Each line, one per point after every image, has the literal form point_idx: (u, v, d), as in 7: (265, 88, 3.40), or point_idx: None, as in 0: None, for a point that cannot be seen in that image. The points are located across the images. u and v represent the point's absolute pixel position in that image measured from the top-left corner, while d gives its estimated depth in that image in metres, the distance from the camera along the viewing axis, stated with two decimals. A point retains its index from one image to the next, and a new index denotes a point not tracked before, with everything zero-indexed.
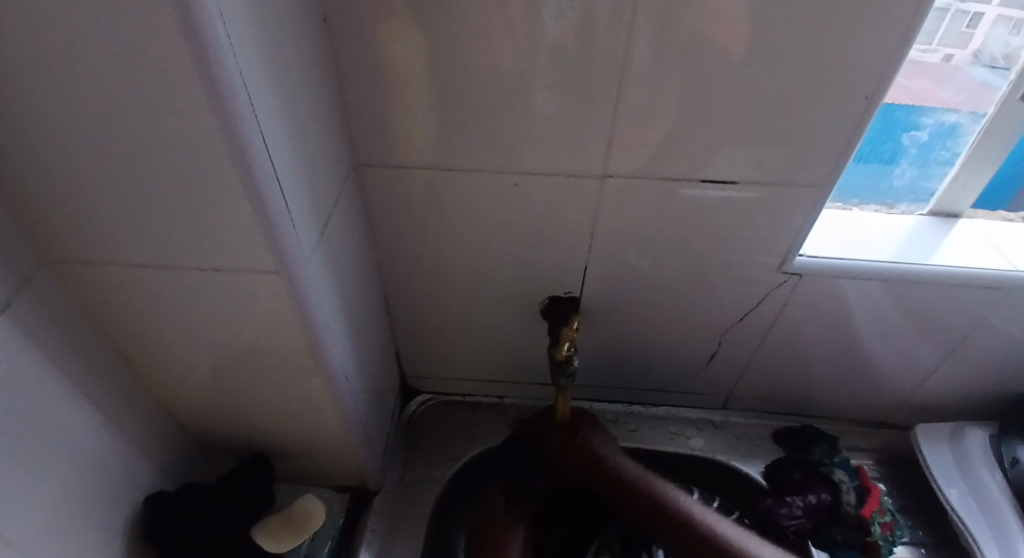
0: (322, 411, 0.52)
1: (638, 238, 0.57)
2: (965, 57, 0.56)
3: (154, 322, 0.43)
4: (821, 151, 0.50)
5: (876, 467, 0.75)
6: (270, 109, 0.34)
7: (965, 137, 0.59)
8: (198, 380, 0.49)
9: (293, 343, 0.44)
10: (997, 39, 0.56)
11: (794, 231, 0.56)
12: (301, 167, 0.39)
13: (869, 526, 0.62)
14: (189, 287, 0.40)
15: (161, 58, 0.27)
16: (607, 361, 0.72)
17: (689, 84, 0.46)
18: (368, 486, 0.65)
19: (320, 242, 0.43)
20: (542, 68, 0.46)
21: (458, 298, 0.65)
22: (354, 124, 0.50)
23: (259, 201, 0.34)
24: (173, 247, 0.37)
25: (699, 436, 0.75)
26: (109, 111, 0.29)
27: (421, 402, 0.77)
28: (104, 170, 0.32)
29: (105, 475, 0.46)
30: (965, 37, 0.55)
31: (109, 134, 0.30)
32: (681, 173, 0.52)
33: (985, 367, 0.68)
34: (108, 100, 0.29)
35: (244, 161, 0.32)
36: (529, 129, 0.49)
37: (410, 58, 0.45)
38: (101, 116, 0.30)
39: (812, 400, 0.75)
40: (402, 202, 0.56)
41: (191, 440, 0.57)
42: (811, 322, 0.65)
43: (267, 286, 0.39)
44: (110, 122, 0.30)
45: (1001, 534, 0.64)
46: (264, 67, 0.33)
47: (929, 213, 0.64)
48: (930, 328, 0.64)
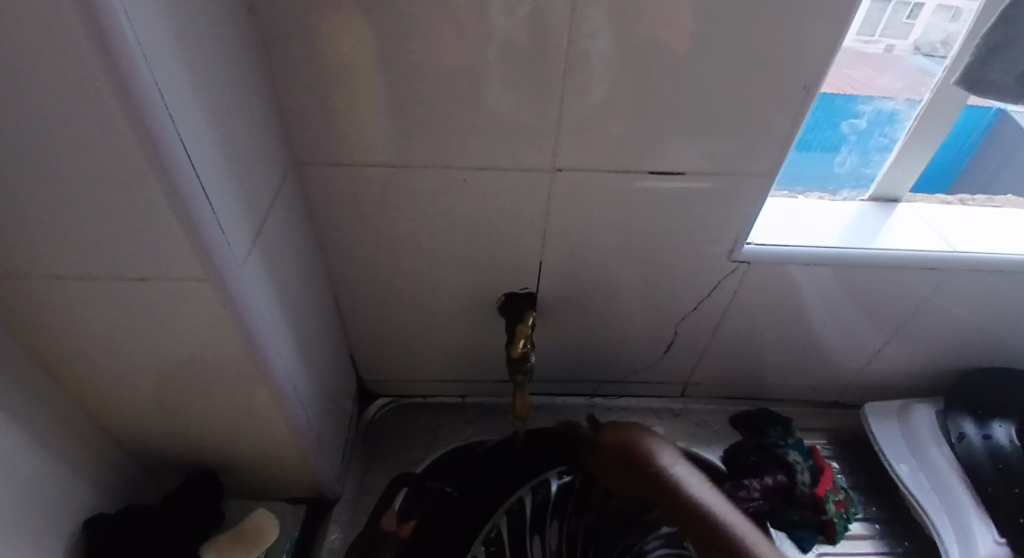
0: (271, 419, 0.50)
1: (589, 230, 0.57)
2: (905, 48, 0.58)
3: (78, 336, 0.40)
4: (765, 140, 0.51)
5: (829, 446, 0.77)
6: (189, 107, 0.32)
7: (902, 124, 0.61)
8: (133, 395, 0.46)
9: (233, 352, 0.42)
10: (936, 30, 0.57)
11: (742, 219, 0.57)
12: (229, 167, 0.37)
13: (823, 505, 0.65)
14: (114, 299, 0.37)
15: (65, 60, 0.25)
16: (566, 355, 0.72)
17: (633, 76, 0.46)
18: (324, 495, 0.63)
19: (255, 246, 0.42)
20: (483, 58, 0.44)
21: (412, 297, 0.64)
22: (290, 121, 0.48)
23: (183, 206, 0.32)
24: (91, 256, 0.35)
25: (659, 425, 0.76)
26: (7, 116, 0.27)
27: (381, 404, 0.76)
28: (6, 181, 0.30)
29: (37, 501, 0.44)
30: (906, 29, 0.57)
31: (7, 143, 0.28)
32: (630, 165, 0.52)
33: (927, 345, 0.71)
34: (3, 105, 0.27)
35: (163, 166, 0.30)
36: (475, 124, 0.49)
37: (347, 53, 0.44)
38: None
39: (767, 384, 0.77)
40: (347, 200, 0.54)
41: (132, 458, 0.54)
42: (763, 308, 0.66)
43: (199, 295, 0.37)
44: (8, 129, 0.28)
45: (951, 506, 0.66)
46: (182, 63, 0.31)
47: (870, 198, 0.66)
48: (876, 310, 0.66)
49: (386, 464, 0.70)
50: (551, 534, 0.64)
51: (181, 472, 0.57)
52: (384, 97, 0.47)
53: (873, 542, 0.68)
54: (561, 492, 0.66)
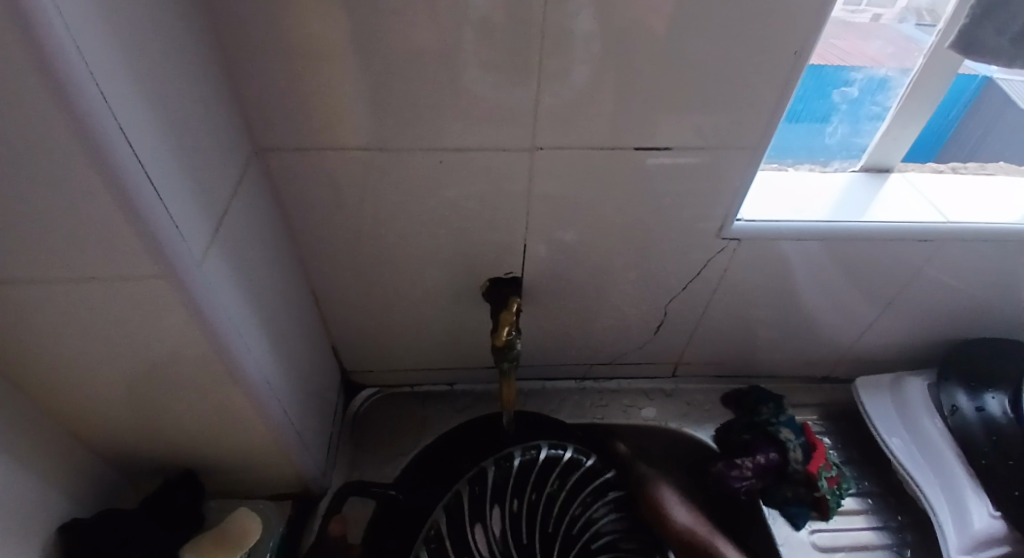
0: (247, 419, 0.48)
1: (573, 212, 0.55)
2: (891, 17, 0.56)
3: (34, 345, 0.38)
4: (753, 113, 0.49)
5: (820, 421, 0.77)
6: (130, 94, 0.29)
7: (894, 91, 0.59)
8: (100, 400, 0.44)
9: (201, 352, 0.40)
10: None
11: (731, 196, 0.55)
12: (180, 156, 0.35)
13: (816, 482, 0.64)
14: (68, 304, 0.35)
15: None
16: (554, 339, 0.71)
17: (613, 47, 0.43)
18: (312, 490, 0.62)
19: (216, 241, 0.39)
20: (453, 32, 0.42)
21: (393, 285, 0.62)
22: (250, 105, 0.45)
23: (129, 202, 0.30)
24: (38, 261, 0.32)
25: (651, 406, 0.75)
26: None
27: (368, 396, 0.75)
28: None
29: (8, 512, 0.42)
30: None
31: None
32: (614, 143, 0.50)
33: (918, 317, 0.70)
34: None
35: (102, 160, 0.28)
36: (449, 104, 0.46)
37: (307, 30, 0.41)
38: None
39: (758, 362, 0.76)
40: (317, 187, 0.52)
41: (107, 463, 0.52)
42: (754, 285, 0.65)
43: (157, 296, 0.35)
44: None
45: (946, 479, 0.66)
46: (115, 43, 0.28)
47: (861, 169, 0.64)
48: (868, 283, 0.65)
49: (373, 457, 0.68)
50: (494, 519, 0.58)
51: (159, 475, 0.55)
52: (350, 78, 0.44)
53: (866, 516, 0.68)
54: (498, 479, 0.59)
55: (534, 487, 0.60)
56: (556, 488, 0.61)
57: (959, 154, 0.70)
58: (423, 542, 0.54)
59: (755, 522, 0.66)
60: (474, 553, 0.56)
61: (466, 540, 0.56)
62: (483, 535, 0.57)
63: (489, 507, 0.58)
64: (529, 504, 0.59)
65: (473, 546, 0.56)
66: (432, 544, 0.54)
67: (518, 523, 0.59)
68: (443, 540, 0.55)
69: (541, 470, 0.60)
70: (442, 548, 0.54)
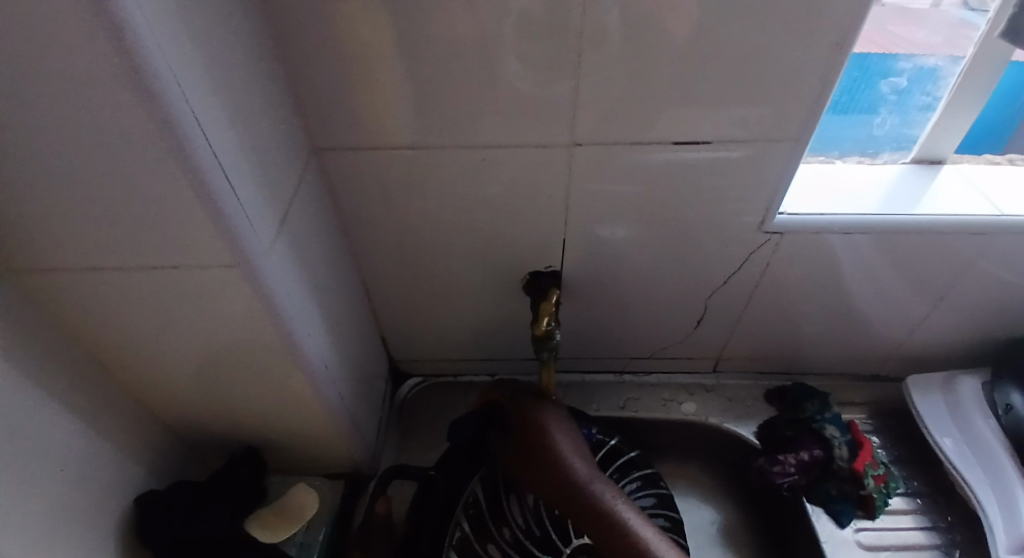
0: (305, 401, 0.52)
1: (612, 207, 0.57)
2: (954, 3, 0.55)
3: (119, 326, 0.42)
4: (794, 105, 0.49)
5: (868, 420, 0.75)
6: (206, 98, 0.33)
7: (945, 80, 0.58)
8: (175, 380, 0.48)
9: (264, 336, 0.44)
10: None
11: (772, 190, 0.55)
12: (249, 155, 0.38)
13: (861, 480, 0.64)
14: (149, 288, 0.39)
15: (73, 50, 0.26)
16: (593, 332, 0.72)
17: (651, 42, 0.44)
18: (362, 472, 0.65)
19: (279, 233, 0.43)
20: (497, 37, 0.44)
21: (436, 278, 0.64)
22: (308, 108, 0.49)
23: (205, 193, 0.33)
24: (125, 249, 0.36)
25: (691, 401, 0.75)
26: (26, 109, 0.28)
27: (414, 384, 0.78)
28: (31, 175, 0.31)
29: (94, 479, 0.46)
30: None
31: (27, 135, 0.29)
32: (651, 137, 0.51)
33: (974, 313, 0.68)
34: (17, 98, 0.28)
35: (182, 155, 0.31)
36: (491, 100, 0.48)
37: (360, 35, 0.44)
38: (14, 114, 0.28)
39: (803, 358, 0.75)
40: (367, 184, 0.55)
41: (179, 439, 0.57)
42: (797, 280, 0.64)
43: (227, 281, 0.39)
44: (26, 121, 0.29)
45: (999, 480, 0.64)
46: (195, 53, 0.32)
47: (912, 160, 0.63)
48: (919, 278, 0.63)
49: (421, 444, 0.72)
50: (530, 491, 0.60)
51: (224, 450, 0.60)
52: (398, 81, 0.47)
53: (914, 517, 0.67)
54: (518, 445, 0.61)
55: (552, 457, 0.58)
56: None
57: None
58: (462, 510, 0.59)
59: (798, 522, 0.65)
60: (509, 521, 0.58)
61: (503, 507, 0.59)
62: (517, 504, 0.59)
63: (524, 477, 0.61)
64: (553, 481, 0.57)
65: (509, 514, 0.59)
66: (471, 511, 0.59)
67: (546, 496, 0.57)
68: (481, 505, 0.59)
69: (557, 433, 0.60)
70: (480, 513, 0.59)
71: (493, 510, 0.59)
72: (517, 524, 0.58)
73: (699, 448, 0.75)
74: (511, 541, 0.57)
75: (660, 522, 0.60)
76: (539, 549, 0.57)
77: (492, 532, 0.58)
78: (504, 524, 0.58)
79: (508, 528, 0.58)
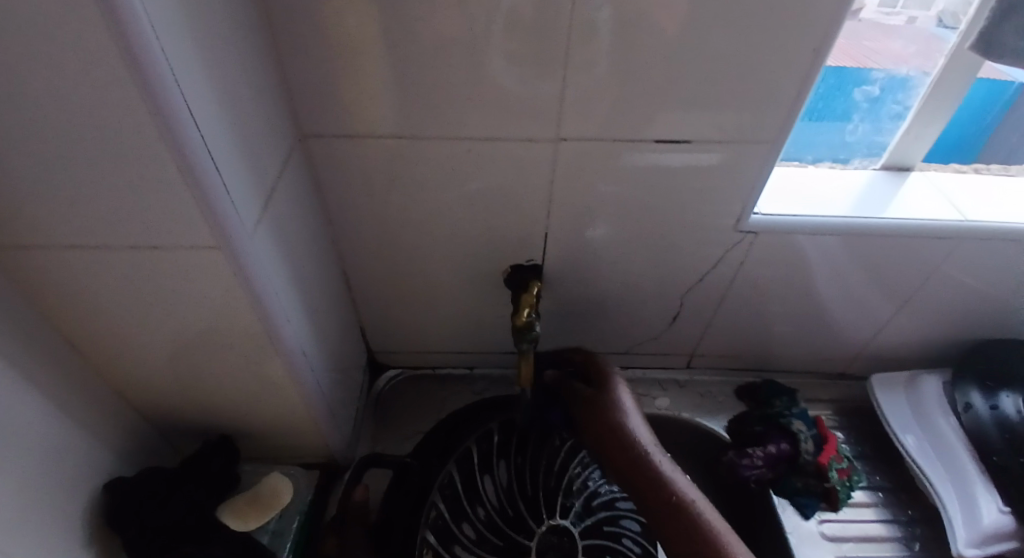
0: (283, 389, 0.52)
1: (595, 203, 0.57)
2: (928, 20, 0.58)
3: (95, 307, 0.41)
4: (773, 108, 0.50)
5: (834, 416, 0.78)
6: (195, 77, 0.32)
7: (916, 90, 0.60)
8: (150, 364, 0.48)
9: (245, 322, 0.43)
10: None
11: (748, 191, 0.56)
12: (235, 136, 0.38)
13: (826, 473, 0.66)
14: (128, 269, 0.38)
15: (59, 18, 0.25)
16: (572, 327, 0.73)
17: (639, 40, 0.45)
18: (338, 462, 0.65)
19: (263, 218, 0.42)
20: (488, 29, 0.44)
21: (418, 270, 0.64)
22: (295, 93, 0.48)
23: (192, 173, 0.33)
24: (105, 228, 0.35)
25: (665, 396, 0.77)
26: (5, 76, 0.27)
27: (392, 376, 0.78)
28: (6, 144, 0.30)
29: (63, 464, 0.45)
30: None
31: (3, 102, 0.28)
32: (635, 134, 0.52)
33: (936, 316, 0.71)
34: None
35: (168, 130, 0.30)
36: (479, 92, 0.48)
37: (350, 20, 0.44)
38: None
39: (774, 356, 0.77)
40: (352, 172, 0.55)
41: (151, 425, 0.56)
42: (771, 280, 0.66)
43: (210, 264, 0.38)
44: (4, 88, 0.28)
45: (957, 475, 0.67)
46: (184, 30, 0.31)
47: (881, 167, 0.65)
48: (884, 280, 0.66)
49: (398, 435, 0.72)
50: (500, 473, 0.63)
51: (198, 438, 0.59)
52: (387, 69, 0.47)
53: (875, 510, 0.69)
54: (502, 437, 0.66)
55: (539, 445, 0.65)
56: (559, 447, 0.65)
57: (996, 158, 0.69)
58: (438, 490, 0.60)
59: (767, 516, 0.68)
60: (483, 501, 0.60)
61: (476, 488, 0.61)
62: (490, 486, 0.62)
63: (494, 461, 0.64)
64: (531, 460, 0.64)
65: (481, 495, 0.61)
66: (446, 492, 0.60)
67: (522, 476, 0.63)
68: (456, 487, 0.61)
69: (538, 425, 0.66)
70: (455, 495, 0.60)
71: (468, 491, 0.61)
72: (490, 505, 0.60)
73: (671, 442, 0.76)
74: (484, 520, 0.59)
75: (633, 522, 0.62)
76: (511, 529, 0.59)
77: (466, 512, 0.59)
78: (478, 503, 0.60)
79: (482, 508, 0.60)
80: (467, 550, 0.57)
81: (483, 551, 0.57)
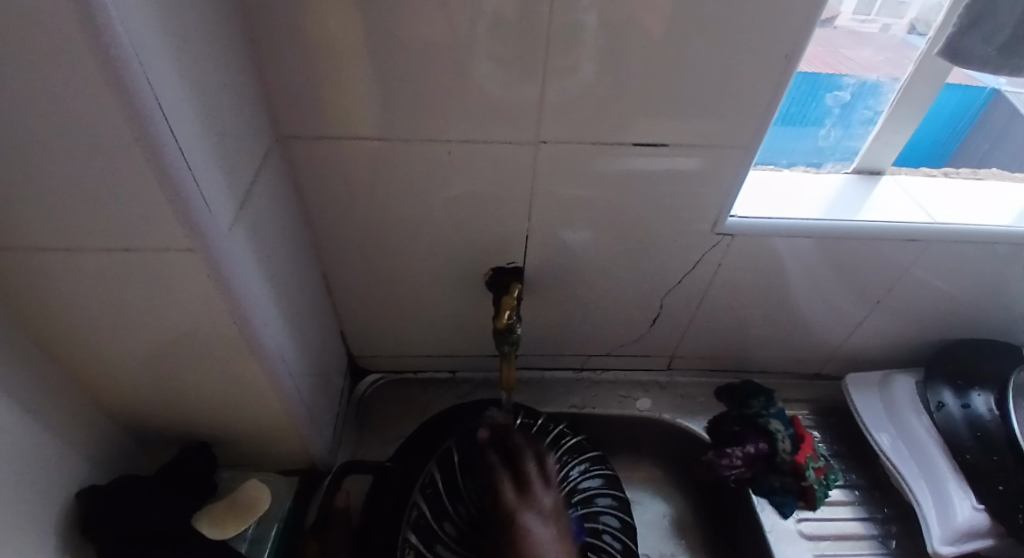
0: (261, 393, 0.51)
1: (574, 208, 0.58)
2: (901, 27, 0.59)
3: (67, 310, 0.41)
4: (747, 113, 0.51)
5: (810, 416, 0.79)
6: (169, 78, 0.32)
7: (885, 96, 0.62)
8: (125, 369, 0.47)
9: (223, 325, 0.43)
10: (930, 6, 0.56)
11: (725, 194, 0.57)
12: (210, 137, 0.38)
13: (803, 472, 0.67)
14: (103, 271, 0.38)
15: (30, 17, 0.25)
16: (554, 329, 0.73)
17: (617, 46, 0.46)
18: (319, 468, 0.65)
19: (239, 220, 0.42)
20: (466, 32, 0.45)
21: (399, 273, 0.64)
22: (273, 94, 0.48)
23: (166, 173, 0.32)
24: (78, 228, 0.35)
25: (646, 397, 0.77)
26: None
27: (373, 381, 0.77)
28: None
29: (34, 472, 0.44)
30: (901, 7, 0.58)
31: None
32: (615, 138, 0.52)
33: (907, 316, 0.72)
34: None
35: (146, 136, 0.30)
36: (458, 97, 0.49)
37: (328, 23, 0.44)
38: None
39: (752, 357, 0.78)
40: (332, 175, 0.54)
41: (126, 432, 0.55)
42: (747, 282, 0.67)
43: (186, 266, 0.38)
44: None
45: (929, 473, 0.68)
46: (159, 31, 0.31)
47: (853, 171, 0.67)
48: (857, 282, 0.67)
49: (380, 439, 0.72)
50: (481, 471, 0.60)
51: (174, 444, 0.58)
52: (366, 71, 0.47)
53: (852, 508, 0.71)
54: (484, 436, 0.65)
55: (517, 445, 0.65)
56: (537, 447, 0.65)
57: (968, 163, 0.72)
58: (420, 491, 0.58)
59: (746, 516, 0.68)
60: (464, 498, 0.58)
61: (458, 486, 0.59)
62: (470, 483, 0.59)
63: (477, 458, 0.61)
64: None
65: (463, 491, 0.58)
66: (428, 491, 0.58)
67: None
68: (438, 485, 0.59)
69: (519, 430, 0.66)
70: (438, 493, 0.58)
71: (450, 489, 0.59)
72: (471, 502, 0.58)
73: (652, 444, 0.77)
74: (466, 519, 0.57)
75: (609, 501, 0.63)
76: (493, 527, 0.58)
77: (448, 510, 0.57)
78: (460, 501, 0.58)
79: (464, 506, 0.58)
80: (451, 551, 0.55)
81: (467, 551, 0.55)
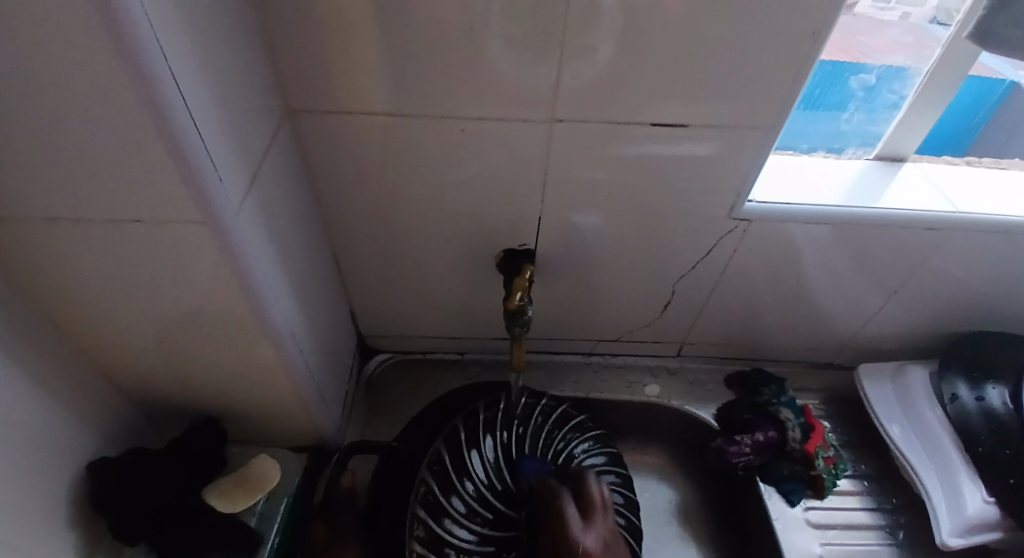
0: (271, 370, 0.51)
1: (588, 189, 0.57)
2: (922, 15, 0.57)
3: (78, 283, 0.41)
4: (769, 95, 0.50)
5: (821, 405, 0.79)
6: (178, 43, 0.31)
7: (912, 79, 0.59)
8: (134, 343, 0.47)
9: (233, 300, 0.43)
10: None
11: (743, 178, 0.56)
12: (218, 108, 0.37)
13: (813, 461, 0.67)
14: (112, 244, 0.37)
15: None
16: (564, 312, 0.72)
17: (637, 21, 0.44)
18: (327, 445, 0.65)
19: (248, 194, 0.41)
20: (480, 6, 0.43)
21: (409, 252, 0.64)
22: (283, 67, 0.47)
23: (175, 143, 0.32)
24: (88, 201, 0.34)
25: (655, 383, 0.77)
26: None
27: (381, 359, 0.77)
28: None
29: (46, 445, 0.44)
30: None
31: None
32: (631, 117, 0.51)
33: (925, 307, 0.71)
34: None
35: (154, 105, 0.30)
36: (472, 73, 0.47)
37: None
38: None
39: (763, 345, 0.77)
40: (343, 151, 0.54)
41: (136, 406, 0.55)
42: (761, 268, 0.66)
43: (196, 239, 0.37)
44: None
45: (941, 466, 0.67)
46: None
47: (875, 157, 0.65)
48: (874, 270, 0.66)
49: (389, 418, 0.72)
50: (487, 447, 0.60)
51: (185, 419, 0.58)
52: (378, 44, 0.45)
53: (860, 497, 0.70)
54: (489, 415, 0.63)
55: (521, 422, 0.63)
56: (541, 422, 0.65)
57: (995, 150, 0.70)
58: (426, 468, 0.59)
59: (754, 504, 0.68)
60: (471, 475, 0.58)
61: (465, 464, 0.58)
62: (478, 459, 0.59)
63: (481, 435, 0.61)
64: (518, 436, 0.62)
65: (470, 469, 0.58)
66: (435, 468, 0.59)
67: (511, 450, 0.60)
68: (445, 463, 0.59)
69: (525, 409, 0.65)
70: (444, 470, 0.58)
71: (457, 468, 0.58)
72: (479, 479, 0.58)
73: (661, 430, 0.77)
74: (474, 495, 0.57)
75: (613, 478, 0.64)
76: (502, 502, 0.57)
77: (456, 486, 0.57)
78: (467, 478, 0.57)
79: (471, 481, 0.57)
80: (458, 524, 0.55)
81: (475, 525, 0.56)
